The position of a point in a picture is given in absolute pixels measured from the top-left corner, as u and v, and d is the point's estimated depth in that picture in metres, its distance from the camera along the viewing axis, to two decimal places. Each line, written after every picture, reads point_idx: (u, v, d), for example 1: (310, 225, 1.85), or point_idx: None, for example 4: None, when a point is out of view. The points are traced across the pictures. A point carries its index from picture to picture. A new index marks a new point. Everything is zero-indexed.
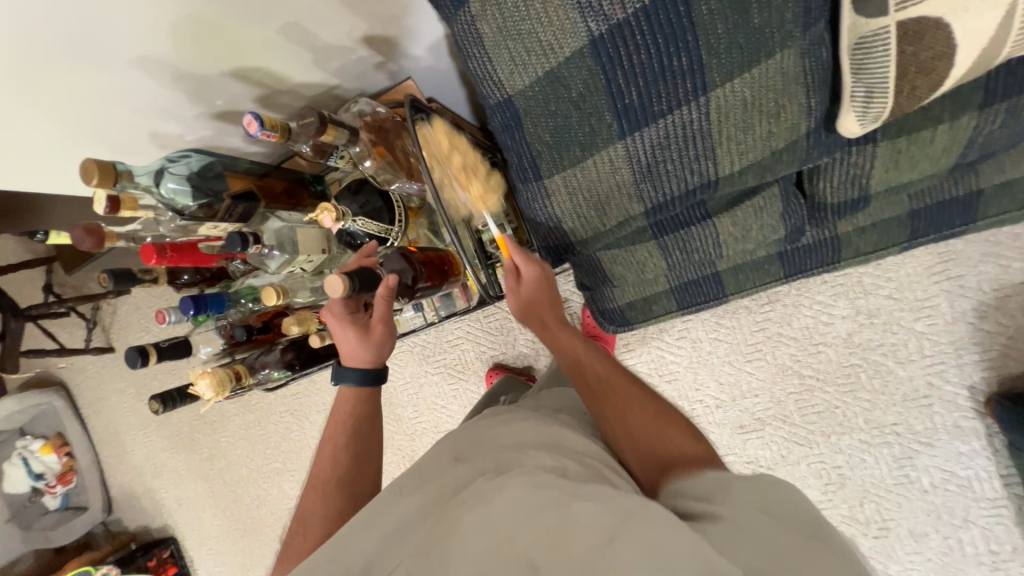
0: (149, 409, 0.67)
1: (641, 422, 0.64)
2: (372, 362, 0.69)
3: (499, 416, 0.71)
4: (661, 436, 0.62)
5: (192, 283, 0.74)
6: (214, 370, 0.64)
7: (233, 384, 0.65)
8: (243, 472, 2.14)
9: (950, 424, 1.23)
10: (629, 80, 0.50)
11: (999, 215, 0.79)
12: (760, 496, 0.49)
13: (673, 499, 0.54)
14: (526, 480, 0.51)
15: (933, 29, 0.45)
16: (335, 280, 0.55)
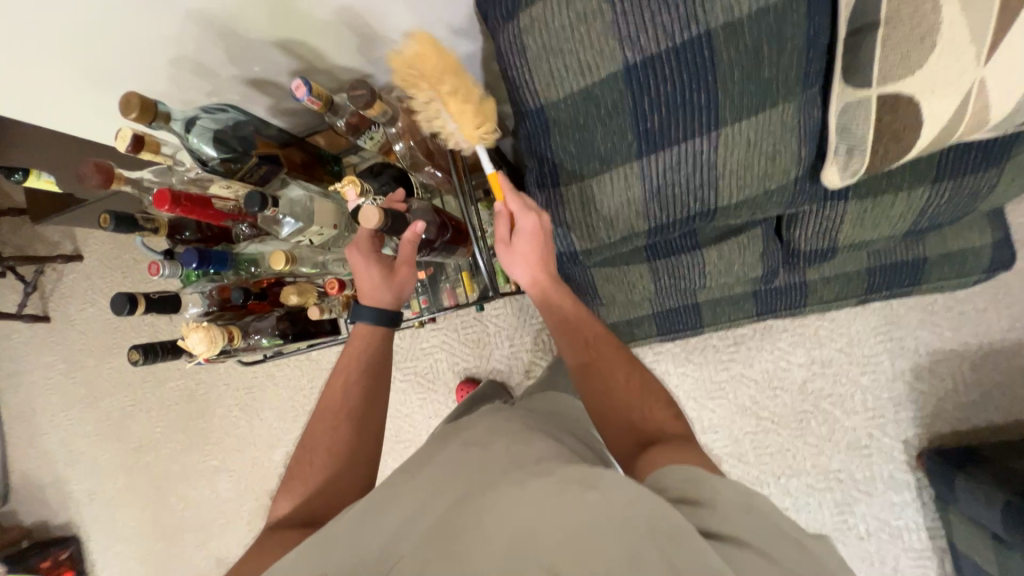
0: (128, 358, 0.62)
1: (618, 393, 0.69)
2: (392, 302, 0.71)
3: (497, 416, 0.72)
4: (638, 406, 0.68)
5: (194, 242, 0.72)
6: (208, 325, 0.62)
7: (225, 343, 0.63)
8: (174, 468, 1.97)
9: (887, 475, 1.33)
10: (652, 107, 0.56)
11: (941, 280, 0.91)
12: (746, 503, 0.50)
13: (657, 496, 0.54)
14: (547, 479, 0.51)
15: (906, 104, 0.53)
16: (370, 211, 0.56)
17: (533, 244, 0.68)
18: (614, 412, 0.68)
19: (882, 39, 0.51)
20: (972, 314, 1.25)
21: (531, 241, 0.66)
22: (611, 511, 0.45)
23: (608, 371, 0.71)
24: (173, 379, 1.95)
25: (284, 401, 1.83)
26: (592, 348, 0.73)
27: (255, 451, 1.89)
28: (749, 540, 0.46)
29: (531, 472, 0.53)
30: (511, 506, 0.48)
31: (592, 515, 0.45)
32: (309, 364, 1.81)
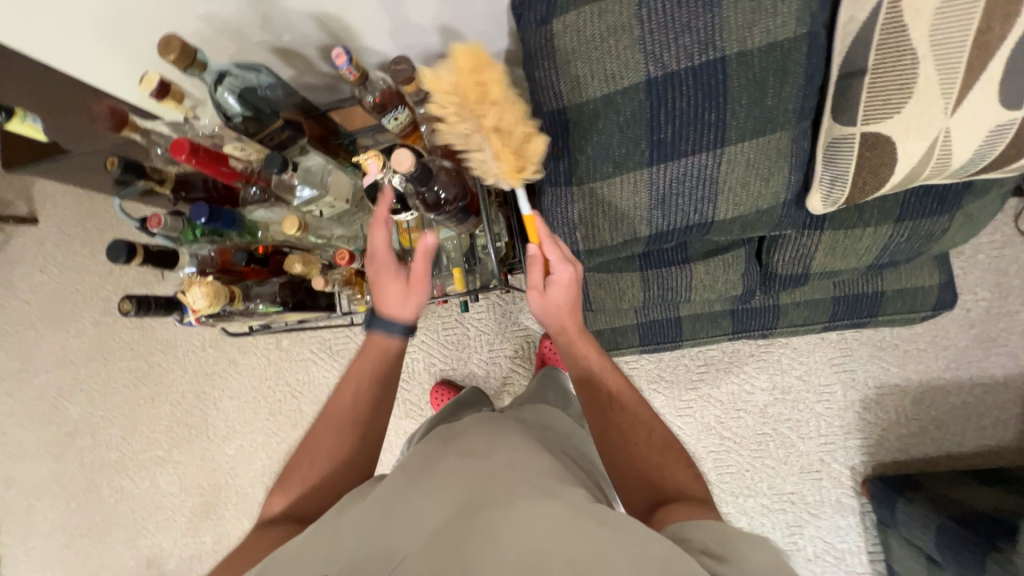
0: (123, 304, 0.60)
1: (641, 453, 0.71)
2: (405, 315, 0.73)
3: (497, 424, 0.72)
4: (656, 465, 0.70)
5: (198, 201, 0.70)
6: (210, 282, 0.61)
7: (225, 302, 0.62)
8: (110, 456, 1.86)
9: (835, 499, 1.41)
10: (667, 118, 0.61)
11: (894, 313, 1.00)
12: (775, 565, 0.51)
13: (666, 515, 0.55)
14: (554, 503, 0.52)
15: (884, 143, 0.60)
16: (404, 154, 0.56)
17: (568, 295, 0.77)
18: (635, 469, 0.69)
19: (867, 85, 0.59)
20: (914, 353, 1.38)
21: (566, 292, 0.75)
22: (620, 540, 0.47)
23: (628, 426, 0.74)
24: (125, 361, 1.87)
25: (243, 392, 1.79)
26: (615, 401, 0.76)
27: (207, 443, 1.80)
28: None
29: (538, 490, 0.55)
30: (518, 523, 0.50)
31: (600, 541, 0.47)
32: (278, 354, 1.76)
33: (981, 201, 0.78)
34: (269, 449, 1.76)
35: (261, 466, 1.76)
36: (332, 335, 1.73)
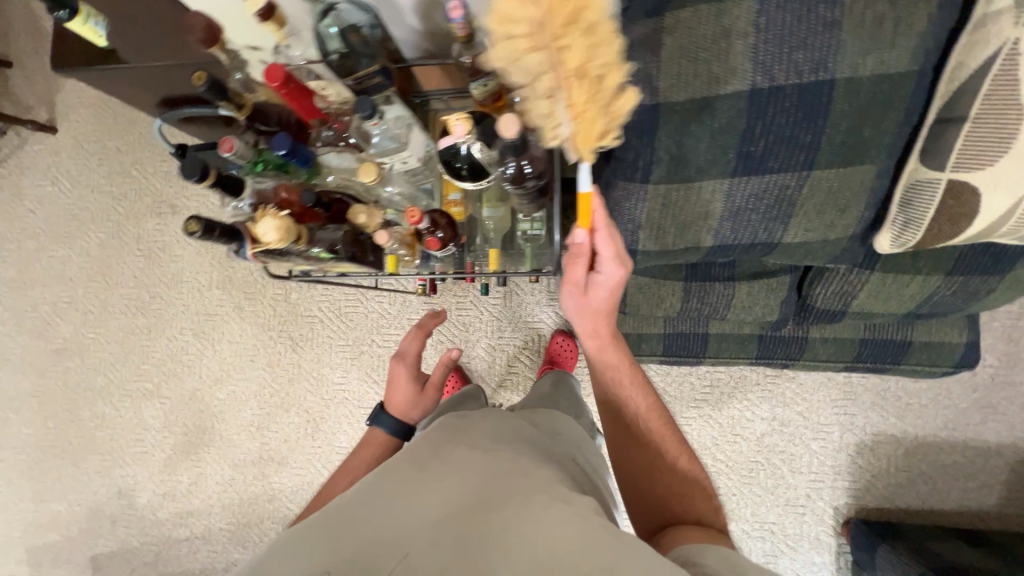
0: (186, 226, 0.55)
1: (662, 472, 0.76)
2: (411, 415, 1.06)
3: (506, 425, 0.75)
4: (675, 489, 0.75)
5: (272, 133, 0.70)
6: (281, 216, 0.58)
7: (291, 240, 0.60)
8: (96, 381, 1.82)
9: (813, 535, 1.43)
10: (763, 131, 0.60)
11: (916, 364, 1.01)
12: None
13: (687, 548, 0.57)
14: (564, 508, 0.55)
15: (969, 193, 0.60)
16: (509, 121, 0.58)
17: (605, 296, 0.75)
18: (655, 486, 0.75)
19: (964, 132, 0.59)
20: (915, 408, 1.40)
21: (608, 293, 0.73)
22: (619, 545, 0.50)
23: (650, 447, 0.78)
24: (125, 288, 1.83)
25: (242, 339, 1.76)
26: (640, 421, 0.80)
27: (197, 383, 1.77)
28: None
29: (549, 494, 0.57)
30: (523, 523, 0.52)
31: (600, 544, 0.50)
32: (284, 307, 1.73)
33: None
34: (261, 400, 1.73)
35: (249, 415, 1.73)
36: (343, 296, 1.70)
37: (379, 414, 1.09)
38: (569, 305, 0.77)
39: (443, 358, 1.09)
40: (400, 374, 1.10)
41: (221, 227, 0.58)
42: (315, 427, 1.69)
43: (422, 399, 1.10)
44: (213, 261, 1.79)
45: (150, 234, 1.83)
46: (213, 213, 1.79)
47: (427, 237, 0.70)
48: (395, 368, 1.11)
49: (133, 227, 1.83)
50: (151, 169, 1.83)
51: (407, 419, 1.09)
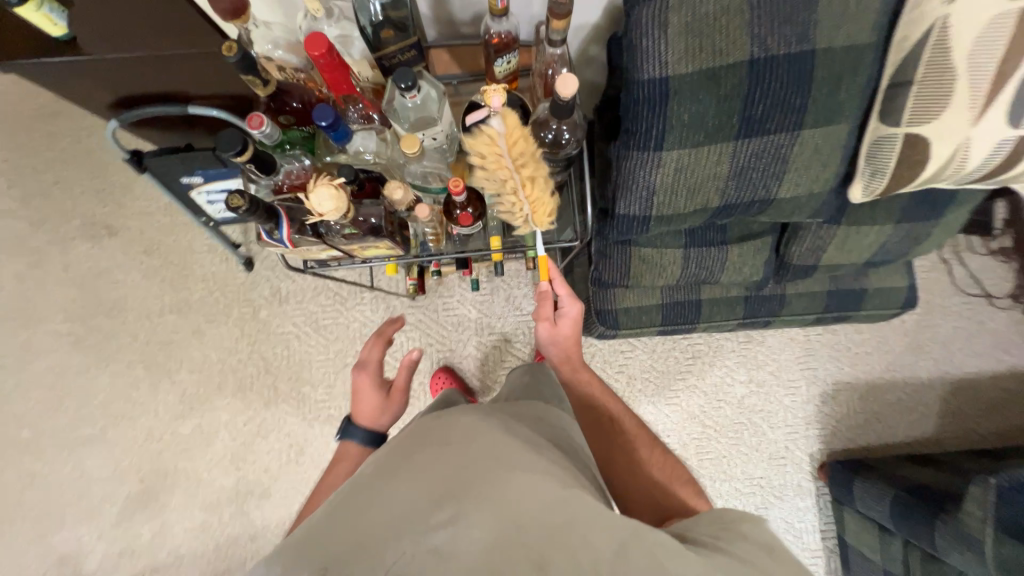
0: (231, 204, 0.51)
1: (646, 463, 0.86)
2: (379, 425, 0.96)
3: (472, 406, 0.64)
4: (663, 476, 0.84)
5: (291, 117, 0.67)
6: (336, 185, 0.55)
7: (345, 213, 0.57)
8: (21, 435, 1.56)
9: (796, 482, 1.55)
10: (760, 97, 0.69)
11: (873, 309, 1.16)
12: (768, 544, 0.55)
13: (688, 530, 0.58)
14: (544, 486, 0.49)
15: (921, 142, 0.73)
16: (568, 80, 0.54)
17: (573, 325, 0.91)
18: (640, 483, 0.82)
19: (914, 93, 0.71)
20: (863, 356, 1.60)
21: (574, 324, 0.91)
22: (607, 516, 0.48)
23: (631, 444, 0.88)
24: (53, 323, 1.60)
25: (205, 365, 1.59)
26: (618, 423, 0.91)
27: (152, 422, 1.58)
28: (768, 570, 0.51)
29: (527, 473, 0.50)
30: (507, 506, 0.46)
31: (592, 516, 0.47)
32: (253, 325, 1.60)
33: (958, 212, 0.94)
34: (232, 430, 1.57)
35: (220, 449, 1.57)
36: (319, 308, 1.60)
37: (344, 429, 0.96)
38: (545, 337, 0.93)
39: (404, 359, 0.95)
40: (362, 383, 0.97)
41: (263, 204, 0.55)
42: (299, 452, 1.56)
43: (387, 405, 0.97)
44: (163, 284, 1.61)
45: (81, 259, 1.61)
46: (159, 230, 1.62)
47: (459, 213, 0.70)
48: (356, 378, 0.98)
49: (59, 253, 1.61)
50: (78, 187, 1.62)
51: (374, 428, 0.96)
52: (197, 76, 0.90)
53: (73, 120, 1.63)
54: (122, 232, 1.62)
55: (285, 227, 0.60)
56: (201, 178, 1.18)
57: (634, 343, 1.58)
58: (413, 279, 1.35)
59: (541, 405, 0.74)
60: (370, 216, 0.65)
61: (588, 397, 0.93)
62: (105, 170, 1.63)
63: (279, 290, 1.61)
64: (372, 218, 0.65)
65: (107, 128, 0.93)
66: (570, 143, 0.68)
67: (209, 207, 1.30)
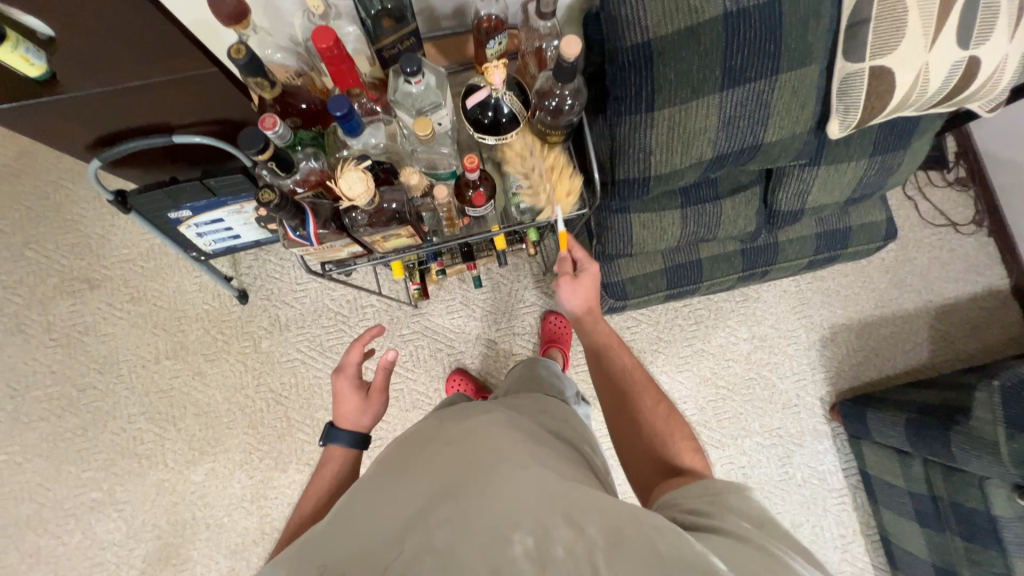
0: (261, 197, 0.53)
1: (646, 420, 0.78)
2: (360, 427, 0.90)
3: (470, 405, 0.73)
4: (662, 435, 0.76)
5: (297, 119, 0.68)
6: (361, 174, 0.58)
7: (369, 201, 0.59)
8: (21, 511, 1.47)
9: (812, 427, 1.60)
10: (738, 48, 0.74)
11: (860, 245, 1.23)
12: (757, 518, 0.57)
13: (670, 507, 0.63)
14: (534, 470, 0.56)
15: (885, 73, 0.79)
16: (570, 43, 0.59)
17: (591, 284, 0.96)
18: (641, 439, 0.77)
19: (872, 29, 0.77)
20: (853, 296, 1.67)
21: (592, 280, 0.95)
22: (594, 502, 0.52)
23: (636, 397, 0.82)
24: (42, 388, 1.52)
25: (211, 407, 1.54)
26: (627, 374, 0.85)
27: (163, 473, 1.51)
28: (757, 540, 0.53)
29: (517, 462, 0.57)
30: (498, 501, 0.51)
31: (577, 505, 0.51)
32: (256, 358, 1.56)
33: (922, 139, 1.02)
34: (249, 468, 1.52)
35: (239, 490, 1.51)
36: (322, 330, 1.57)
37: (325, 433, 0.88)
38: (564, 291, 0.94)
39: (381, 361, 0.90)
40: (341, 387, 0.90)
41: (292, 202, 0.57)
42: None
43: (369, 407, 0.90)
44: (155, 330, 1.56)
45: (64, 317, 1.55)
46: (143, 276, 1.57)
47: (472, 193, 0.72)
48: (334, 384, 0.90)
49: (39, 314, 1.54)
50: (53, 243, 1.56)
51: (358, 431, 0.89)
52: (182, 101, 0.90)
53: (38, 176, 1.58)
54: (105, 283, 1.56)
55: (310, 222, 0.61)
56: (190, 211, 1.14)
57: (638, 317, 1.61)
58: (417, 282, 1.36)
59: (550, 399, 0.86)
60: (391, 202, 0.66)
61: (599, 350, 0.90)
62: (79, 222, 1.57)
63: (277, 318, 1.58)
64: (393, 203, 0.66)
65: (88, 167, 0.90)
66: (571, 111, 0.71)
67: (199, 239, 1.27)
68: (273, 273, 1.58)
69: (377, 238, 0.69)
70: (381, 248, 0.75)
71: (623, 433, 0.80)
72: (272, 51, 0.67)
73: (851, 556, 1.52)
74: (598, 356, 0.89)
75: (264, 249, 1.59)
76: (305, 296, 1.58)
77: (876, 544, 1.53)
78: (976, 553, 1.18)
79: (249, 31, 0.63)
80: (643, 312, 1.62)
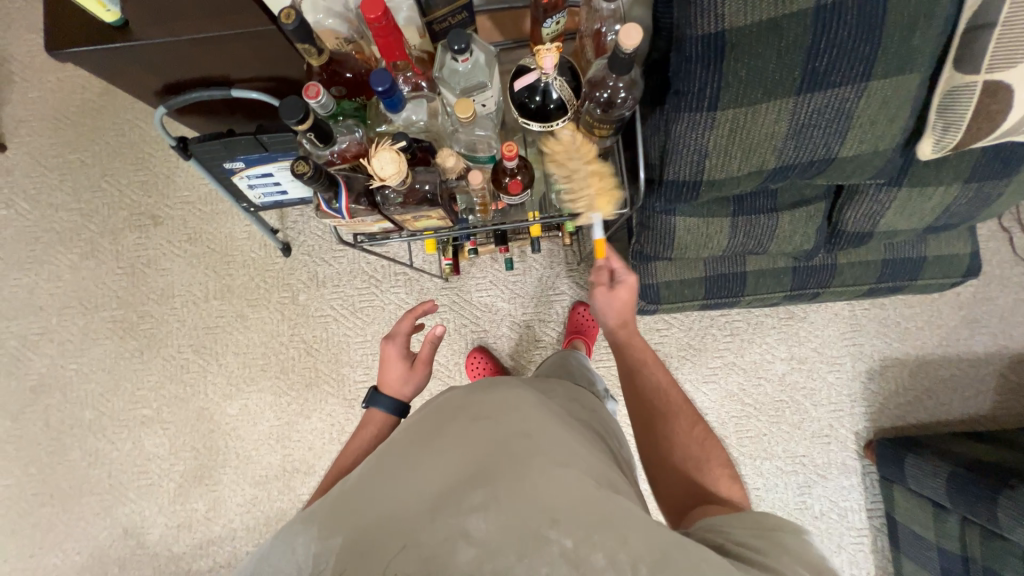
0: (295, 169, 0.54)
1: (680, 442, 0.77)
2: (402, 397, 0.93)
3: (498, 379, 0.72)
4: (697, 459, 0.75)
5: (341, 87, 0.68)
6: (396, 152, 0.58)
7: (401, 180, 0.59)
8: (84, 415, 1.66)
9: (842, 461, 1.51)
10: (826, 47, 0.66)
11: (933, 278, 1.10)
12: (812, 563, 0.55)
13: (718, 533, 0.60)
14: (568, 468, 0.55)
15: (1001, 89, 0.68)
16: (631, 31, 0.54)
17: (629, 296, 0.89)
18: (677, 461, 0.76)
19: (995, 36, 0.66)
20: (914, 330, 1.52)
21: (629, 293, 0.87)
22: (629, 512, 0.52)
23: (671, 418, 0.80)
24: (107, 310, 1.68)
25: (249, 348, 1.65)
26: (661, 394, 0.83)
27: (202, 402, 1.65)
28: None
29: (550, 456, 0.57)
30: (534, 496, 0.51)
31: (613, 512, 0.51)
32: (292, 309, 1.64)
33: None
34: (277, 410, 1.63)
35: (266, 428, 1.63)
36: (354, 291, 1.63)
37: (368, 396, 0.92)
38: (601, 302, 0.89)
39: (428, 334, 0.93)
40: (387, 355, 0.94)
41: (326, 173, 0.58)
42: (340, 430, 1.60)
43: (411, 377, 0.93)
44: (206, 271, 1.67)
45: (130, 249, 1.68)
46: (200, 218, 1.67)
47: (509, 180, 0.70)
48: (382, 351, 0.94)
49: (109, 243, 1.68)
50: (124, 179, 1.69)
51: (398, 399, 0.92)
52: (242, 57, 0.92)
53: (116, 114, 1.69)
54: (167, 222, 1.68)
55: (343, 196, 0.62)
56: (243, 163, 1.18)
57: (669, 320, 1.55)
58: (449, 258, 1.37)
59: (579, 387, 0.86)
60: (424, 183, 0.66)
61: (635, 366, 0.87)
62: (148, 161, 1.68)
63: (316, 274, 1.64)
64: (426, 184, 0.66)
65: (155, 113, 0.96)
66: (624, 104, 0.67)
67: (249, 191, 1.33)
68: (315, 230, 1.64)
69: (407, 218, 0.69)
70: (411, 227, 0.75)
71: (656, 452, 0.78)
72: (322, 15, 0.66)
73: None
74: (632, 372, 0.87)
75: (309, 206, 1.64)
76: (343, 256, 1.63)
77: None
78: None
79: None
80: (676, 316, 1.56)
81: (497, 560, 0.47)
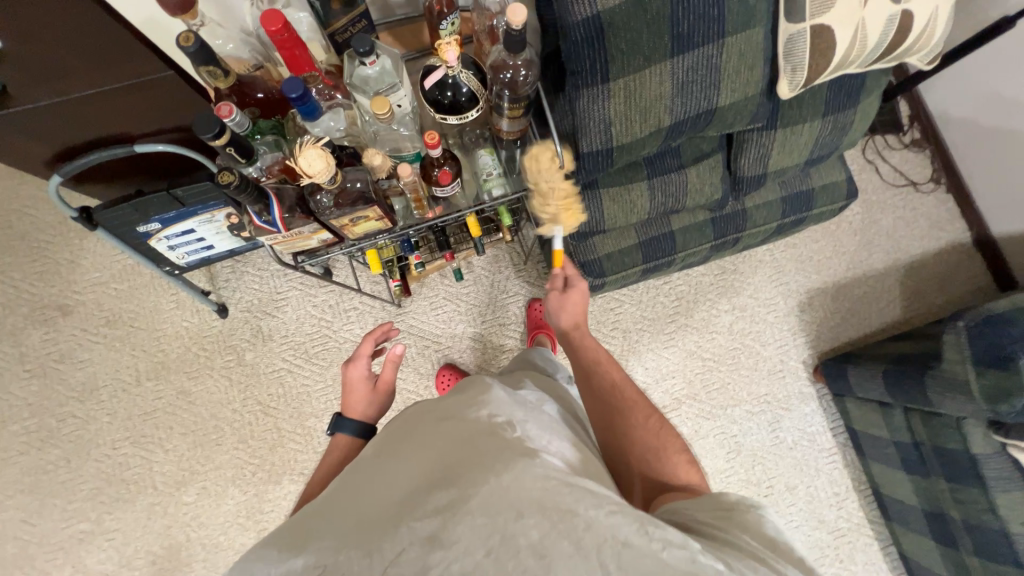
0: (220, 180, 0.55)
1: (638, 436, 0.76)
2: (369, 417, 0.89)
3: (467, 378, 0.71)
4: (655, 448, 0.75)
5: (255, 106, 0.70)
6: (322, 150, 0.60)
7: (330, 178, 0.61)
8: (6, 551, 1.42)
9: (799, 391, 1.64)
10: (684, 14, 0.78)
11: (826, 205, 1.26)
12: (773, 542, 0.56)
13: (683, 515, 0.60)
14: (535, 460, 0.54)
15: (823, 30, 0.84)
16: (517, 12, 0.61)
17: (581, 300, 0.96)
18: (635, 451, 0.75)
19: None
20: (825, 261, 1.71)
21: (582, 296, 0.95)
22: (594, 491, 0.52)
23: (628, 413, 0.79)
24: (18, 422, 1.47)
25: (199, 425, 1.51)
26: (617, 391, 0.82)
27: (152, 497, 1.47)
28: (771, 559, 0.53)
29: (516, 450, 0.55)
30: (498, 493, 0.50)
31: (575, 487, 0.52)
32: (241, 371, 1.54)
33: (870, 97, 1.06)
34: (242, 483, 1.49)
35: (233, 506, 1.48)
36: (306, 337, 1.56)
37: (332, 422, 0.86)
38: (552, 305, 0.96)
39: (389, 354, 0.90)
40: (349, 377, 0.90)
41: (252, 184, 0.58)
42: None
43: (375, 397, 0.90)
44: (134, 352, 1.53)
45: (37, 347, 1.50)
46: (117, 298, 1.54)
47: (437, 171, 0.73)
48: (345, 374, 0.90)
49: (10, 346, 1.50)
50: (20, 273, 1.52)
51: (364, 421, 0.88)
52: (140, 109, 0.89)
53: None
54: (78, 309, 1.53)
55: (275, 207, 0.63)
56: (159, 224, 1.12)
57: (621, 298, 1.64)
58: (397, 279, 1.38)
59: (550, 382, 0.88)
60: (355, 181, 0.68)
61: (590, 366, 0.87)
62: (45, 249, 1.53)
63: (261, 329, 1.56)
64: (358, 183, 0.68)
65: (49, 185, 0.88)
66: (526, 82, 0.73)
67: (172, 253, 1.25)
68: (252, 284, 1.57)
69: (345, 222, 0.70)
70: (351, 234, 0.76)
71: (611, 445, 0.77)
72: (223, 43, 0.68)
73: (846, 512, 1.56)
74: (587, 373, 0.87)
75: (241, 261, 1.57)
76: (287, 305, 1.57)
77: (869, 498, 1.57)
78: (959, 492, 1.22)
79: (199, 22, 0.65)
80: (625, 292, 1.65)
81: (463, 559, 0.47)
